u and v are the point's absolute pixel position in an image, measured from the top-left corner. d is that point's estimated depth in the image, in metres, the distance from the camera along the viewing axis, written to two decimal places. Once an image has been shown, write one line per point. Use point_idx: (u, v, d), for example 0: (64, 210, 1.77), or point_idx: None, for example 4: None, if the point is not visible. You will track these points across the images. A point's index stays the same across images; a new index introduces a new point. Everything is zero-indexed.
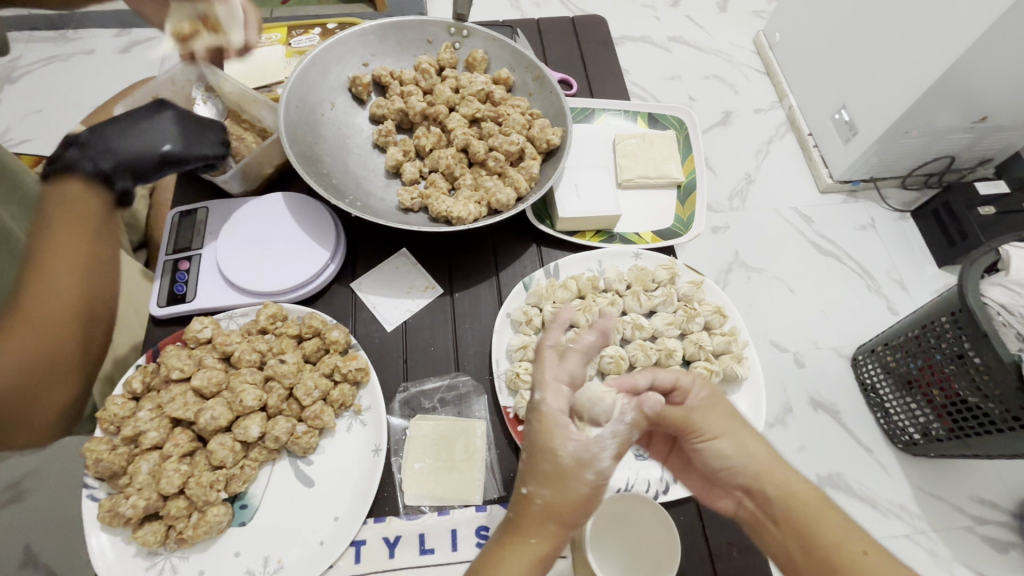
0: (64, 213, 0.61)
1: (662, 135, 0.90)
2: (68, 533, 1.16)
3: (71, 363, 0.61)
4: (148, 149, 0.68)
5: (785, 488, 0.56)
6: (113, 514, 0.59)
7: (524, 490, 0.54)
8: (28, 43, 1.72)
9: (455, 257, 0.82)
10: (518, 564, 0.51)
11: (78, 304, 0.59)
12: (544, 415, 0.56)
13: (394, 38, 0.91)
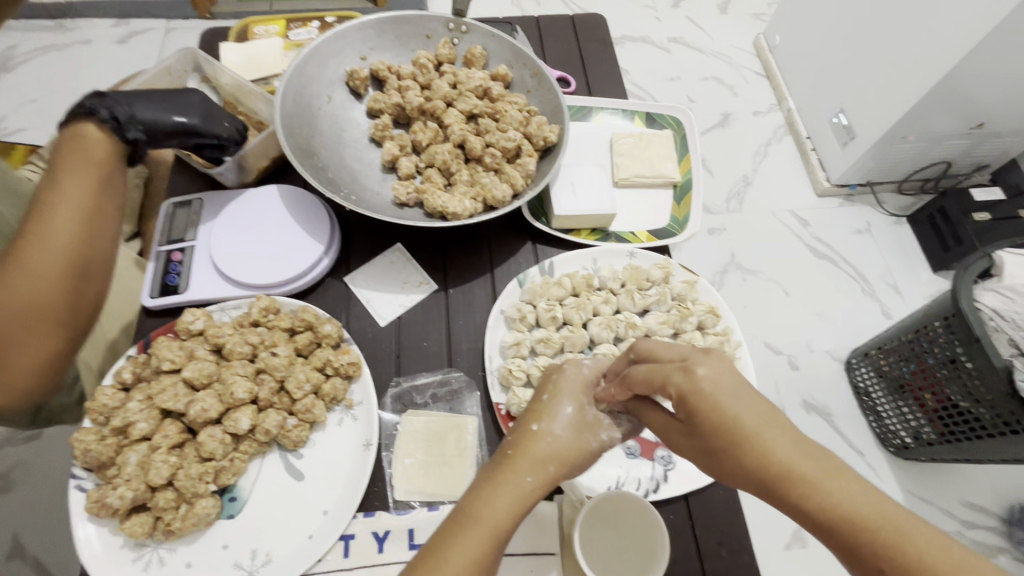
0: (74, 156, 0.60)
1: (660, 135, 0.90)
2: (59, 526, 1.17)
3: (61, 311, 0.57)
4: (167, 119, 0.69)
5: (842, 510, 0.44)
6: (101, 505, 0.59)
7: (534, 426, 0.56)
8: (25, 32, 1.71)
9: (449, 253, 0.82)
10: (507, 492, 0.51)
11: (77, 248, 0.57)
12: (562, 369, 0.61)
13: (392, 32, 0.91)
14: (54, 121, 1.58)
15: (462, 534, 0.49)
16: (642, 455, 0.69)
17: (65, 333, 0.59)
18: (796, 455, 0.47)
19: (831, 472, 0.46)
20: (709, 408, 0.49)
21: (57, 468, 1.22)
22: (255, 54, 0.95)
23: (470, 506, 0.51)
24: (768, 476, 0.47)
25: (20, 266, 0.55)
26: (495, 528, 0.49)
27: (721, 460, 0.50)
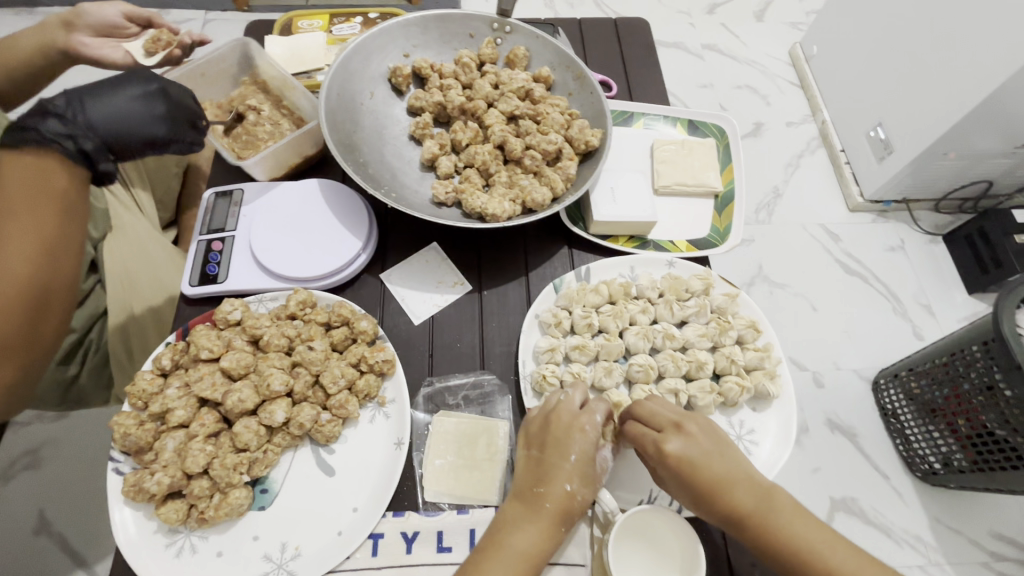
0: (26, 189, 0.59)
1: (702, 143, 0.89)
2: (82, 503, 1.19)
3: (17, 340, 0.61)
4: (132, 131, 0.64)
5: (788, 536, 0.56)
6: (138, 489, 0.59)
7: (569, 487, 0.59)
8: None
9: (485, 255, 0.81)
10: (535, 534, 0.57)
11: (30, 279, 0.59)
12: (580, 425, 0.62)
13: (436, 31, 0.91)
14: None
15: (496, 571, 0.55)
16: None
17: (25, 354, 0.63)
18: (748, 496, 0.57)
19: (778, 506, 0.57)
20: (685, 464, 0.58)
21: (83, 446, 1.25)
22: (298, 48, 0.95)
23: (498, 538, 0.57)
24: (730, 514, 0.57)
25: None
26: (529, 562, 0.56)
27: (697, 507, 0.58)
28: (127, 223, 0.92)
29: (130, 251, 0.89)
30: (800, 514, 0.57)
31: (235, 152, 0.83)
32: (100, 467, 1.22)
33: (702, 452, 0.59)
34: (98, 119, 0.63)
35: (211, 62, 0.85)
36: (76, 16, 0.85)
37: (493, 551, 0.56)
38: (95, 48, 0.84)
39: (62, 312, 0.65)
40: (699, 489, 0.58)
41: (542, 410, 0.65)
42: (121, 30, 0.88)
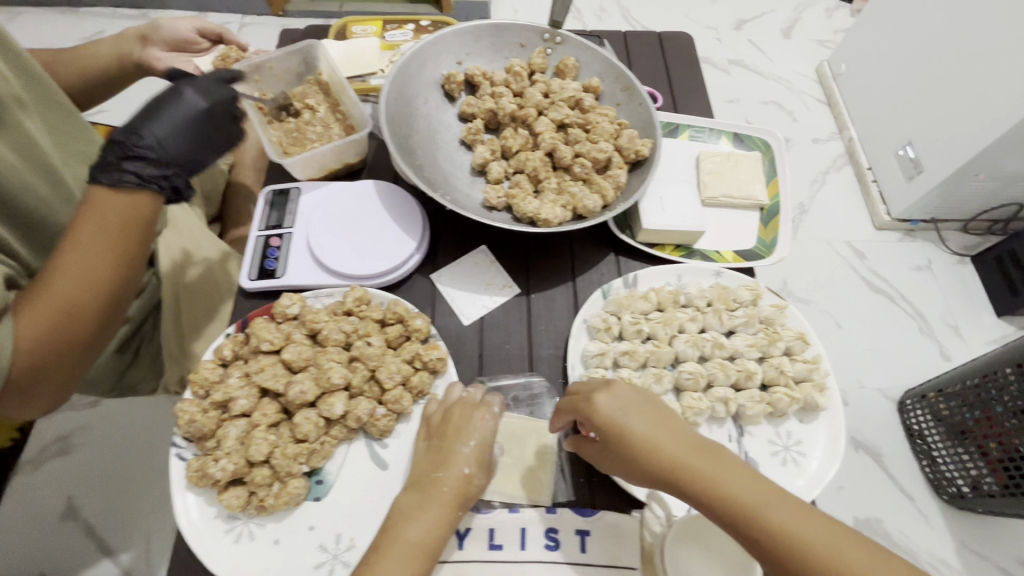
0: (117, 213, 0.60)
1: (748, 156, 0.90)
2: (113, 492, 1.21)
3: (78, 356, 0.60)
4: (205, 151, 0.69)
5: (735, 494, 0.50)
6: (203, 475, 0.61)
7: (466, 471, 0.61)
8: (112, 22, 1.88)
9: (533, 258, 0.82)
10: (429, 520, 0.58)
11: (113, 302, 0.60)
12: (474, 414, 0.65)
13: (488, 40, 0.93)
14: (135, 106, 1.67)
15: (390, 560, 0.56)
16: None
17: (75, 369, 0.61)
18: (684, 450, 0.54)
19: (712, 459, 0.53)
20: (610, 419, 0.57)
21: (115, 436, 1.27)
22: (353, 53, 0.98)
23: (395, 531, 0.58)
24: (664, 475, 0.54)
25: (37, 312, 0.55)
26: (420, 549, 0.57)
27: (634, 468, 0.56)
28: (179, 216, 0.94)
29: (183, 246, 0.91)
30: (749, 475, 0.51)
31: (282, 147, 0.87)
32: (131, 457, 1.25)
33: (630, 409, 0.58)
34: (171, 149, 0.65)
35: (281, 60, 0.90)
36: (152, 31, 0.93)
37: (389, 545, 0.57)
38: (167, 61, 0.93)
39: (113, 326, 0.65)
40: (629, 450, 0.56)
41: (442, 404, 0.68)
42: (193, 45, 0.97)
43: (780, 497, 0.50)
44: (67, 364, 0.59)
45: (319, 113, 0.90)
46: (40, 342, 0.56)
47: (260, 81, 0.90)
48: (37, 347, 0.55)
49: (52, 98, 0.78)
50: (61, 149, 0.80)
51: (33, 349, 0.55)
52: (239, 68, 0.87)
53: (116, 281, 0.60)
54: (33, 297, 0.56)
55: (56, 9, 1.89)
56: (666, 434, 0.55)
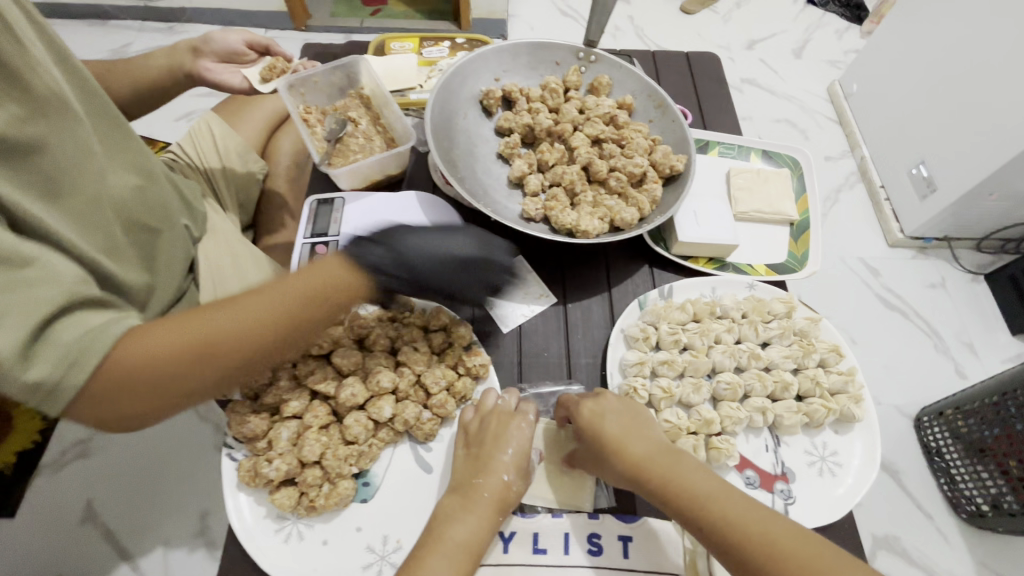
0: (320, 282, 0.58)
1: (777, 173, 0.92)
2: (130, 496, 1.20)
3: (172, 394, 0.51)
4: (427, 269, 0.63)
5: (691, 488, 0.56)
6: (256, 474, 0.63)
7: (506, 478, 0.61)
8: (139, 34, 1.93)
9: (570, 269, 0.84)
10: (475, 523, 0.58)
11: (252, 351, 0.54)
12: (510, 422, 0.65)
13: (525, 58, 0.97)
14: (161, 115, 1.71)
15: (435, 562, 0.55)
16: (762, 487, 0.68)
17: (156, 409, 0.52)
18: (648, 450, 0.60)
19: (672, 458, 0.59)
20: (590, 421, 0.63)
21: (132, 439, 1.26)
22: (393, 68, 1.02)
23: (439, 531, 0.57)
24: (631, 472, 0.59)
25: (176, 329, 0.51)
26: (464, 553, 0.57)
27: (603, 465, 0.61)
28: (219, 227, 0.91)
29: (217, 250, 0.88)
30: (705, 473, 0.58)
31: (326, 158, 0.88)
32: (149, 461, 1.24)
33: (609, 413, 0.64)
34: (415, 254, 0.63)
35: (326, 74, 0.93)
36: (203, 42, 0.97)
37: (434, 543, 0.56)
38: (216, 72, 0.98)
39: (240, 382, 0.57)
40: (603, 450, 0.61)
41: (477, 413, 0.68)
42: (241, 56, 1.02)
43: (732, 495, 0.56)
44: (167, 394, 0.51)
45: (361, 126, 0.92)
46: (155, 360, 0.49)
47: (304, 94, 0.94)
48: (153, 364, 0.49)
49: (98, 99, 0.73)
50: (115, 159, 0.74)
51: (147, 364, 0.49)
52: (286, 81, 0.90)
53: (268, 338, 0.55)
54: (188, 317, 0.52)
55: (85, 22, 1.95)
56: (636, 436, 0.61)
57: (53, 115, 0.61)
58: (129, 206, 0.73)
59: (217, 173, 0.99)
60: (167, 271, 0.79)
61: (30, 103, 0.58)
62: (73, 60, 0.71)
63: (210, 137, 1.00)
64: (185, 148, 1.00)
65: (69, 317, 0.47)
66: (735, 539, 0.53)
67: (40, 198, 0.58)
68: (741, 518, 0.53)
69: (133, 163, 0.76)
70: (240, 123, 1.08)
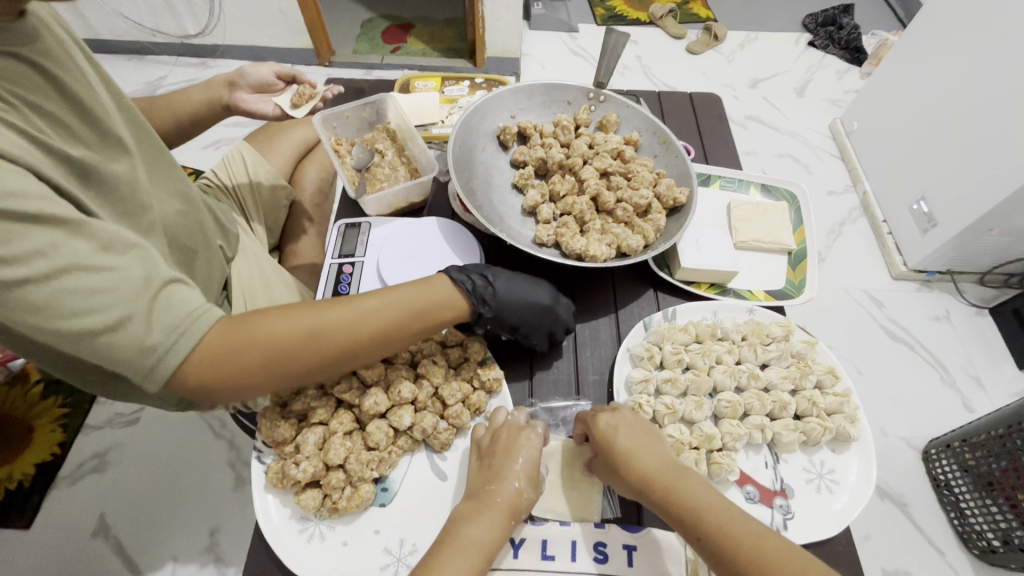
0: (425, 297, 0.68)
1: (776, 206, 0.98)
2: (142, 510, 1.22)
3: (289, 367, 0.59)
4: (514, 311, 0.75)
5: (690, 502, 0.59)
6: (283, 476, 0.67)
7: (518, 484, 0.64)
8: (175, 67, 2.07)
9: (578, 291, 0.90)
10: (488, 524, 0.61)
11: (363, 339, 0.63)
12: (523, 433, 0.69)
13: (541, 97, 1.05)
14: (191, 143, 1.81)
15: (453, 560, 0.58)
16: (762, 502, 0.71)
17: (274, 378, 0.59)
18: (656, 463, 0.63)
19: (680, 473, 0.62)
20: (604, 433, 0.66)
21: (147, 452, 1.29)
22: (417, 105, 1.11)
23: (456, 531, 0.61)
24: (637, 483, 0.62)
25: (310, 311, 0.61)
26: (483, 553, 0.60)
27: (614, 473, 0.65)
28: (248, 246, 0.97)
29: (249, 269, 0.94)
30: (705, 486, 0.61)
31: (355, 186, 0.96)
32: (164, 475, 1.26)
33: (626, 425, 0.67)
34: (508, 301, 0.75)
35: (357, 109, 1.02)
36: (238, 75, 1.00)
37: (450, 542, 0.60)
38: (250, 103, 1.01)
39: (337, 368, 0.64)
40: (613, 460, 0.65)
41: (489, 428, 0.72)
42: (271, 87, 1.04)
43: (730, 510, 0.58)
44: (283, 361, 0.59)
45: (386, 159, 1.00)
46: (288, 334, 0.59)
47: (336, 127, 1.02)
48: (286, 335, 0.59)
49: (143, 130, 0.78)
50: (156, 184, 0.78)
51: (282, 337, 0.58)
52: (321, 115, 0.98)
53: (376, 335, 0.64)
54: (318, 305, 0.62)
55: (125, 57, 2.09)
56: (645, 449, 0.64)
57: (107, 138, 0.66)
58: (169, 225, 0.78)
59: (247, 196, 1.05)
60: (204, 284, 0.85)
61: (88, 123, 0.64)
62: (122, 95, 0.76)
63: (242, 161, 1.07)
64: (218, 173, 1.07)
65: (166, 297, 0.53)
66: (730, 548, 0.55)
67: (106, 213, 0.65)
68: (737, 530, 0.56)
69: (175, 188, 0.82)
70: (268, 150, 1.14)
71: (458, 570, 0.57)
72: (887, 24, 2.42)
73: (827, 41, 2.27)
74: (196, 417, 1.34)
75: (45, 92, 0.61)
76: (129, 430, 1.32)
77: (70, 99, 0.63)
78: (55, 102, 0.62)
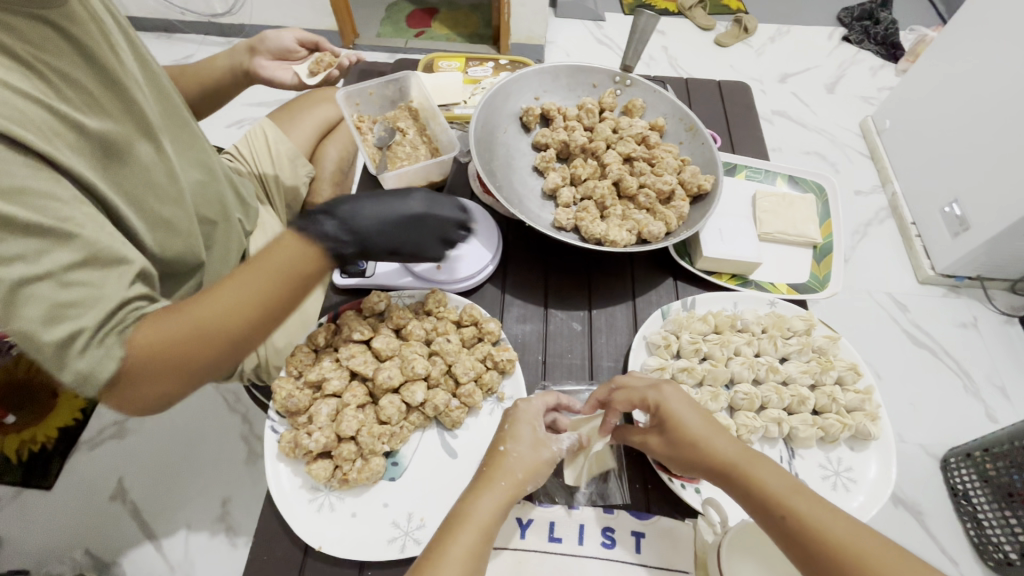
0: (288, 254, 0.62)
1: (803, 199, 0.96)
2: (159, 477, 1.25)
3: (194, 370, 0.58)
4: (383, 238, 0.69)
5: (769, 488, 0.57)
6: (295, 446, 0.68)
7: (501, 447, 0.64)
8: (202, 45, 2.09)
9: (595, 277, 0.89)
10: (489, 503, 0.59)
11: (245, 326, 0.59)
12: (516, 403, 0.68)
13: (566, 79, 1.03)
14: (215, 122, 1.83)
15: (457, 537, 0.56)
16: None
17: (185, 384, 0.58)
18: (731, 448, 0.61)
19: (755, 457, 0.59)
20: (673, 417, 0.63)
21: (165, 421, 1.32)
22: (440, 84, 1.11)
23: (464, 511, 0.58)
24: (715, 467, 0.60)
25: (185, 313, 0.57)
26: (485, 531, 0.57)
27: (686, 457, 0.62)
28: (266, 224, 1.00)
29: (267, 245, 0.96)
30: (781, 473, 0.59)
31: (375, 162, 0.95)
32: (180, 445, 1.29)
33: (692, 410, 0.64)
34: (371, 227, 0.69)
35: (381, 86, 1.01)
36: (259, 42, 1.01)
37: (459, 520, 0.57)
38: (270, 70, 1.01)
39: (239, 355, 0.62)
40: (685, 445, 0.62)
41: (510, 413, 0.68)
42: (292, 54, 1.04)
43: (805, 493, 0.56)
44: (181, 369, 0.57)
45: (407, 135, 0.99)
46: (164, 338, 0.55)
47: (359, 104, 1.02)
48: (166, 346, 0.55)
49: (168, 98, 0.78)
50: (181, 153, 0.80)
51: (166, 347, 0.55)
52: (344, 92, 0.99)
53: (258, 308, 0.60)
54: (188, 304, 0.58)
55: (154, 34, 2.11)
56: (718, 434, 0.62)
57: (128, 101, 0.67)
58: (192, 196, 0.80)
59: (268, 177, 1.08)
60: (222, 255, 0.87)
61: (108, 86, 0.65)
62: (149, 61, 0.76)
63: (264, 138, 1.08)
64: (241, 150, 1.08)
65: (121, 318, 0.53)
66: (811, 535, 0.53)
67: (125, 177, 0.67)
68: (818, 519, 0.54)
69: (200, 157, 0.83)
70: (292, 126, 1.14)
71: (463, 544, 0.55)
72: (927, 20, 2.33)
73: (862, 36, 2.20)
74: (212, 391, 1.37)
75: (72, 58, 0.61)
76: None
77: (95, 67, 0.63)
78: (78, 69, 0.62)
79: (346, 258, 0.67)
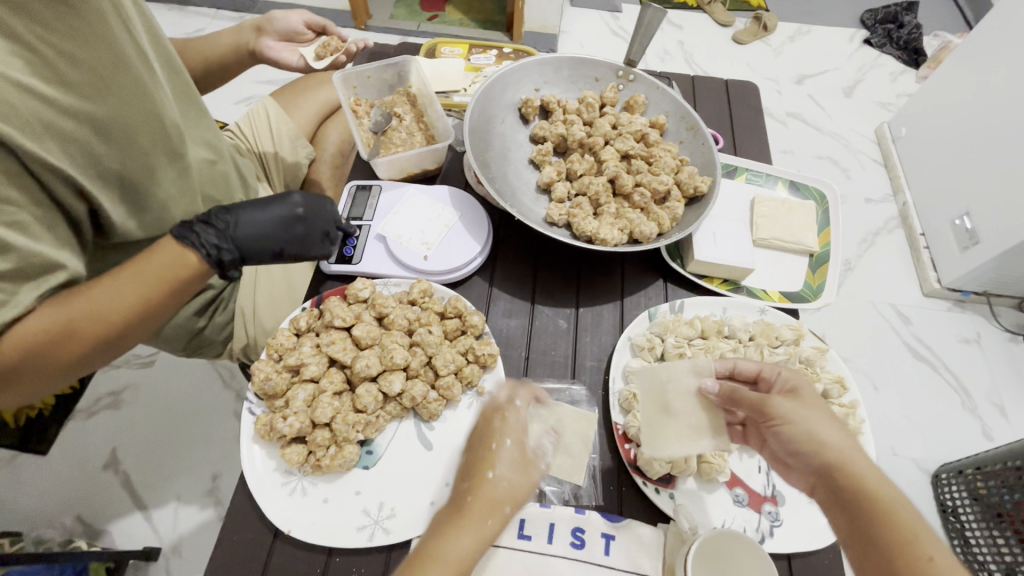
0: (165, 259, 0.60)
1: (803, 205, 0.94)
2: (152, 449, 1.26)
3: (60, 368, 0.56)
4: (269, 240, 0.66)
5: (892, 511, 0.52)
6: (270, 429, 0.68)
7: (491, 474, 0.59)
8: (214, 19, 2.07)
9: (584, 275, 0.87)
10: (468, 542, 0.56)
11: (118, 328, 0.57)
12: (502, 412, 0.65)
13: (567, 71, 1.01)
14: (223, 98, 1.82)
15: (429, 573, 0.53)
16: (750, 506, 0.70)
17: (51, 381, 0.57)
18: (870, 470, 0.55)
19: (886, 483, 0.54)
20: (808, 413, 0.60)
21: (159, 395, 1.33)
22: (440, 70, 1.09)
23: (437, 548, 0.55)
24: (838, 471, 0.56)
25: (51, 312, 0.54)
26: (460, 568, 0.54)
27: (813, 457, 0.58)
28: None
29: None
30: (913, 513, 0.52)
31: (371, 148, 0.94)
32: (173, 419, 1.30)
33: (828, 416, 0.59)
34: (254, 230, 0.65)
35: (379, 69, 0.99)
36: (267, 21, 1.00)
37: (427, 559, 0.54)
38: (276, 52, 0.99)
39: (112, 353, 0.60)
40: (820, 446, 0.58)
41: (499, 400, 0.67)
42: (300, 36, 1.03)
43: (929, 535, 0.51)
44: (46, 369, 0.55)
45: (404, 122, 0.98)
46: (25, 340, 0.52)
47: (357, 87, 0.99)
48: (26, 348, 0.53)
49: (182, 82, 0.79)
50: (189, 133, 0.81)
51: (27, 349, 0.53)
52: (342, 74, 0.96)
53: (133, 311, 0.58)
54: (51, 303, 0.55)
55: (167, 6, 2.09)
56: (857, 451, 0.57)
57: (140, 82, 0.67)
58: (199, 176, 0.82)
59: (270, 158, 1.07)
60: None
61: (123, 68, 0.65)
62: (162, 41, 0.76)
63: (266, 117, 1.07)
64: (242, 127, 1.07)
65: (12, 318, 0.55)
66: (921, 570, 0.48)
67: (129, 161, 0.67)
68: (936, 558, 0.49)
69: (207, 139, 0.84)
70: (292, 106, 1.13)
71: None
72: (953, 26, 2.27)
73: (884, 40, 2.14)
74: (207, 367, 1.37)
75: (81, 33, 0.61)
76: (142, 372, 1.35)
77: (116, 57, 0.64)
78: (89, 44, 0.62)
79: (229, 266, 0.63)
